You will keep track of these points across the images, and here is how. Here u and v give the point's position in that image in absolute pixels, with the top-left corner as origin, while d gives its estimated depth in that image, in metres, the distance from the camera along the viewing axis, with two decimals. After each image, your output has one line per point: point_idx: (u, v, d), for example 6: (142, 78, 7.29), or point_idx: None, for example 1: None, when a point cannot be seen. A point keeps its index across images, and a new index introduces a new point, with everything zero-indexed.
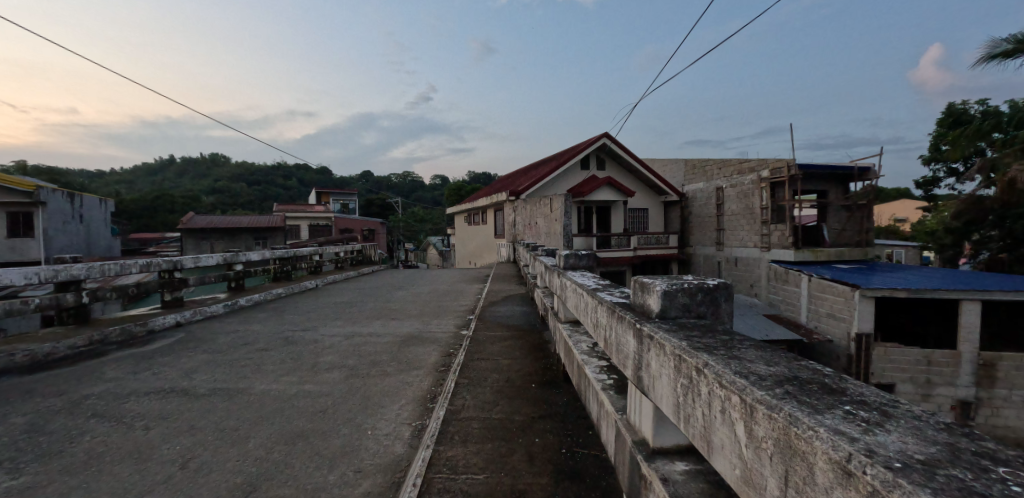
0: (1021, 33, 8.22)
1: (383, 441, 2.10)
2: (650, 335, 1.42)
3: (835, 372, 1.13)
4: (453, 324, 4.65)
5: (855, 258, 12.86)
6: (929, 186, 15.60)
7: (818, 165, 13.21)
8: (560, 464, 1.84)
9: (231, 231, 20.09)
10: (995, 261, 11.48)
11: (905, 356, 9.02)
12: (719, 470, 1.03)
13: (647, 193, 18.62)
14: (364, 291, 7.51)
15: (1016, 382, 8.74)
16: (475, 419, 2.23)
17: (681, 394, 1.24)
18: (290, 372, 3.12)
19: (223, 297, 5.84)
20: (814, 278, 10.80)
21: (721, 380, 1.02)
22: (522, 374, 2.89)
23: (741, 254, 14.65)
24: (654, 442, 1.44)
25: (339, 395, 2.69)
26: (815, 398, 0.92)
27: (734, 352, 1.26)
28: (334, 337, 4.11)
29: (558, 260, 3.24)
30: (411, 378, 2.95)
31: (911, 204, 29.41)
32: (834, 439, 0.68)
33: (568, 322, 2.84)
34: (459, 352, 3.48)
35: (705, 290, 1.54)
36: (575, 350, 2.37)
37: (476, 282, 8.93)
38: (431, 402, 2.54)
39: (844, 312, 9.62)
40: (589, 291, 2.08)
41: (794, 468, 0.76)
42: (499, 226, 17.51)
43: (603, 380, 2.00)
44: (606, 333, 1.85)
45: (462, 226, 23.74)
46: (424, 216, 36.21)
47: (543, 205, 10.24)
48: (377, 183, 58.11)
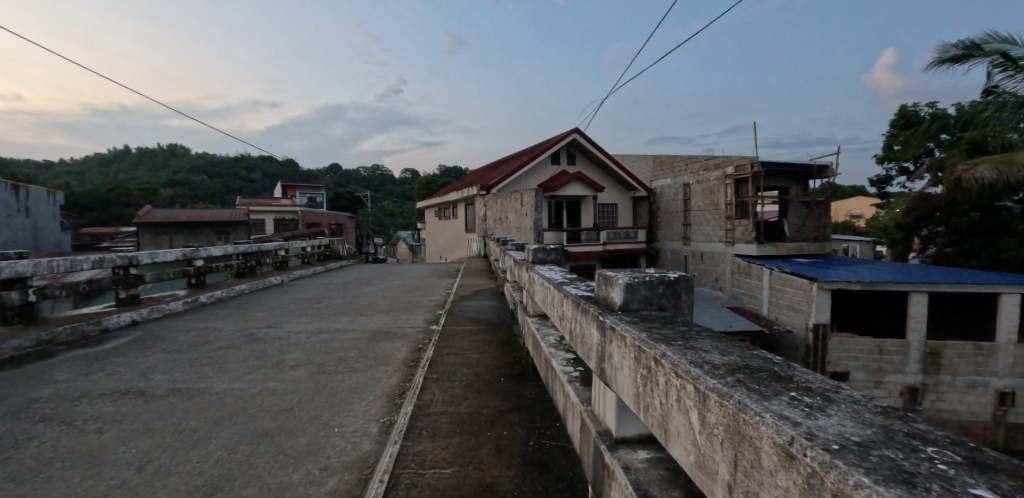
0: (968, 40, 8.67)
1: (351, 439, 2.05)
2: (611, 327, 1.47)
3: (782, 361, 1.28)
4: (423, 319, 4.60)
5: (813, 252, 13.41)
6: (883, 184, 16.26)
7: (779, 163, 13.66)
8: (528, 456, 1.84)
9: (190, 225, 19.24)
10: (941, 255, 12.11)
11: (859, 346, 9.49)
12: (676, 456, 1.18)
13: (617, 189, 18.80)
14: (332, 287, 7.37)
15: (961, 369, 9.16)
16: (444, 414, 2.21)
17: (641, 384, 1.34)
18: (254, 370, 3.02)
19: (183, 293, 5.62)
20: (775, 271, 11.22)
21: (678, 370, 1.17)
22: (492, 368, 2.88)
23: (707, 249, 14.98)
24: (617, 432, 1.49)
25: (306, 391, 2.64)
26: (763, 385, 1.15)
27: (691, 343, 1.35)
28: (301, 334, 4.02)
29: (526, 254, 3.23)
30: (379, 374, 2.89)
31: (868, 201, 30.36)
32: (778, 424, 0.84)
33: (537, 316, 2.85)
34: (428, 348, 3.44)
35: (666, 283, 1.56)
36: (543, 343, 2.37)
37: (445, 276, 8.81)
38: (400, 398, 2.49)
39: (803, 303, 10.02)
40: (555, 284, 2.06)
41: (742, 452, 0.92)
42: (470, 221, 17.46)
43: (569, 372, 2.00)
44: (570, 326, 1.84)
45: (433, 221, 23.46)
46: (395, 211, 35.75)
47: (514, 200, 10.21)
48: (348, 178, 56.94)
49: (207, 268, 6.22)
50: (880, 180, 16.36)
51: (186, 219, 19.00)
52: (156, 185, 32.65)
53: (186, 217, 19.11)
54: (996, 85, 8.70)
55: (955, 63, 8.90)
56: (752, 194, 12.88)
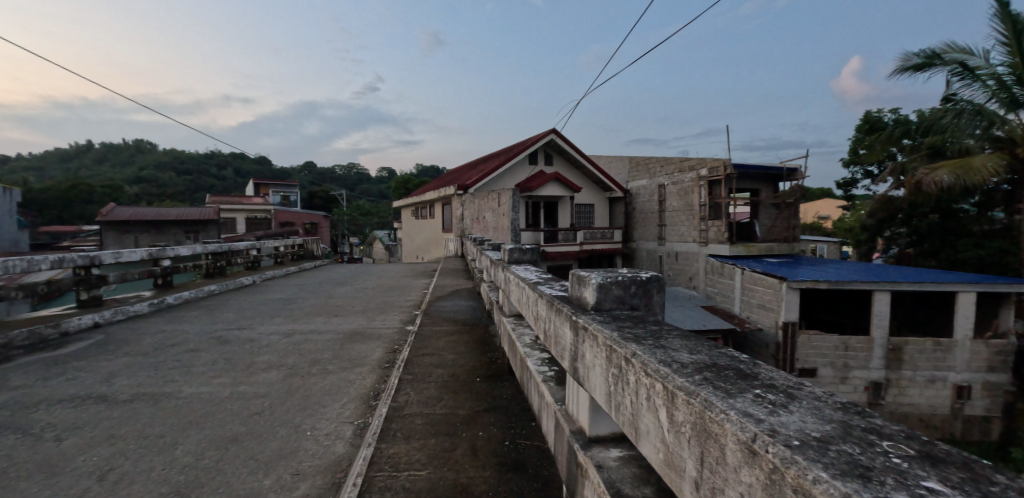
0: (928, 49, 9.05)
1: (324, 442, 2.01)
2: (584, 327, 1.48)
3: (747, 359, 1.31)
4: (399, 319, 4.55)
5: (782, 252, 13.81)
6: (848, 187, 16.83)
7: (751, 165, 14.01)
8: (503, 457, 1.84)
9: (156, 224, 18.54)
10: (903, 256, 12.50)
11: (826, 342, 9.67)
12: (645, 454, 1.20)
13: (594, 189, 18.95)
14: (304, 287, 7.23)
15: (921, 364, 9.43)
16: (419, 415, 2.19)
17: (613, 383, 1.36)
18: (223, 373, 2.94)
19: (149, 295, 5.43)
20: (747, 271, 11.48)
21: (647, 368, 1.19)
22: (468, 369, 2.87)
23: (682, 249, 15.25)
24: (590, 431, 1.50)
25: (277, 395, 2.58)
26: (730, 383, 1.18)
27: (661, 342, 1.37)
28: (273, 336, 3.93)
29: (502, 254, 3.22)
30: (353, 376, 2.85)
31: (833, 203, 31.41)
32: (742, 421, 0.86)
33: (513, 315, 2.84)
34: (404, 349, 3.40)
35: (638, 283, 1.58)
36: (518, 343, 2.37)
37: (421, 276, 8.74)
38: (374, 400, 2.45)
39: (774, 302, 10.30)
40: (530, 284, 2.06)
41: (708, 449, 0.93)
42: (447, 220, 17.36)
43: (544, 371, 2.00)
44: (544, 326, 1.84)
45: (410, 221, 23.24)
46: (371, 211, 35.37)
47: (491, 200, 10.21)
48: (324, 177, 55.96)
49: (174, 268, 6.04)
50: (846, 183, 16.93)
51: (153, 218, 18.32)
52: (119, 182, 31.32)
53: (152, 216, 18.41)
54: (954, 93, 9.10)
55: (917, 71, 9.27)
56: (724, 195, 13.18)
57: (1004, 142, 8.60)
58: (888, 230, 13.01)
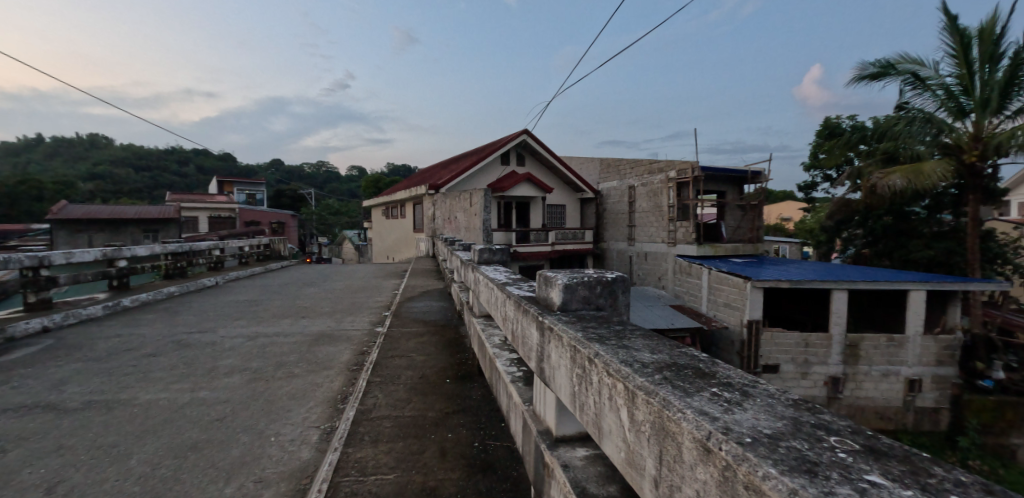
0: (882, 59, 9.49)
1: (289, 447, 1.96)
2: (549, 328, 1.49)
3: (706, 358, 1.36)
4: (368, 321, 4.49)
5: (747, 253, 14.25)
6: (809, 190, 17.49)
7: (718, 168, 14.41)
8: (472, 458, 1.84)
9: (111, 223, 17.64)
10: (860, 256, 13.04)
11: (787, 340, 9.91)
12: (608, 453, 1.21)
13: (566, 190, 19.09)
14: (269, 288, 7.04)
15: (876, 358, 9.64)
16: (387, 418, 2.16)
17: (577, 383, 1.37)
18: (183, 379, 2.83)
19: (103, 297, 5.19)
20: (713, 271, 11.76)
21: (609, 368, 1.20)
22: (438, 370, 2.85)
23: (651, 249, 15.53)
24: (557, 431, 1.51)
25: (240, 400, 2.50)
26: (688, 382, 1.20)
27: (625, 342, 1.40)
28: (236, 338, 3.82)
29: (471, 254, 3.21)
30: (320, 379, 2.79)
31: (794, 205, 32.64)
32: (698, 419, 0.88)
33: (482, 316, 2.84)
34: (372, 351, 3.35)
35: (604, 283, 1.61)
36: (487, 343, 2.36)
37: (392, 277, 8.65)
38: (342, 403, 2.41)
39: (738, 301, 10.60)
40: (498, 285, 2.05)
41: (666, 447, 0.95)
42: (419, 220, 17.18)
43: (512, 372, 2.01)
44: (512, 326, 1.84)
45: (381, 220, 22.94)
46: (341, 210, 34.71)
47: (462, 200, 10.22)
48: (294, 175, 54.52)
49: (131, 270, 5.82)
50: (807, 186, 17.57)
51: (108, 216, 17.46)
52: (69, 178, 29.57)
53: (107, 214, 17.52)
54: (906, 101, 9.54)
55: (872, 80, 9.70)
56: (692, 197, 13.53)
57: (951, 147, 9.22)
58: (846, 231, 13.51)
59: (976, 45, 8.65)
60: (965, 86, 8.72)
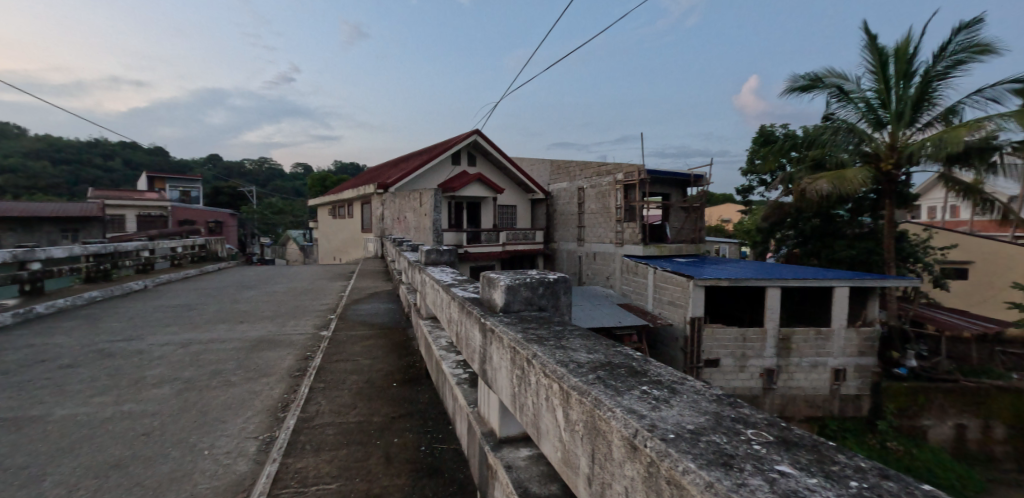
0: (810, 73, 10.17)
1: (223, 461, 1.87)
2: (491, 329, 1.50)
3: (638, 357, 1.43)
4: (312, 324, 4.35)
5: (690, 253, 14.88)
6: (746, 193, 18.49)
7: (663, 171, 15.00)
8: (418, 462, 1.82)
9: (21, 221, 15.92)
10: (792, 255, 13.98)
11: (726, 335, 10.19)
12: (546, 453, 1.23)
13: (516, 191, 19.22)
14: (203, 292, 6.64)
15: (806, 351, 10.06)
16: (329, 425, 2.11)
17: (517, 385, 1.39)
18: (104, 391, 2.63)
19: (12, 304, 4.75)
20: (658, 270, 12.08)
21: (545, 369, 1.22)
22: (384, 374, 2.81)
23: (599, 250, 15.91)
24: (500, 432, 1.53)
25: (170, 412, 2.36)
26: (621, 381, 1.24)
27: (563, 342, 1.44)
28: (166, 346, 3.59)
29: (418, 256, 3.19)
30: (259, 387, 2.68)
31: (733, 207, 34.92)
32: (625, 417, 0.91)
33: (429, 318, 2.82)
34: (316, 355, 3.26)
35: (546, 284, 1.66)
36: (434, 346, 2.35)
37: (340, 278, 8.43)
38: (282, 411, 2.32)
39: (682, 300, 10.90)
40: (442, 286, 2.04)
41: (598, 446, 0.97)
42: (367, 220, 16.74)
43: (458, 374, 2.00)
44: (456, 328, 1.84)
45: (327, 220, 22.15)
46: (284, 208, 33.19)
47: (412, 200, 10.18)
48: (236, 172, 51.56)
49: (45, 273, 5.39)
50: (744, 189, 18.56)
51: (18, 214, 15.58)
52: None
53: (16, 211, 15.79)
54: (832, 113, 10.26)
55: (802, 92, 10.38)
56: (639, 199, 14.02)
57: (871, 156, 9.92)
58: (779, 232, 14.38)
59: (893, 63, 9.41)
60: (882, 100, 9.51)
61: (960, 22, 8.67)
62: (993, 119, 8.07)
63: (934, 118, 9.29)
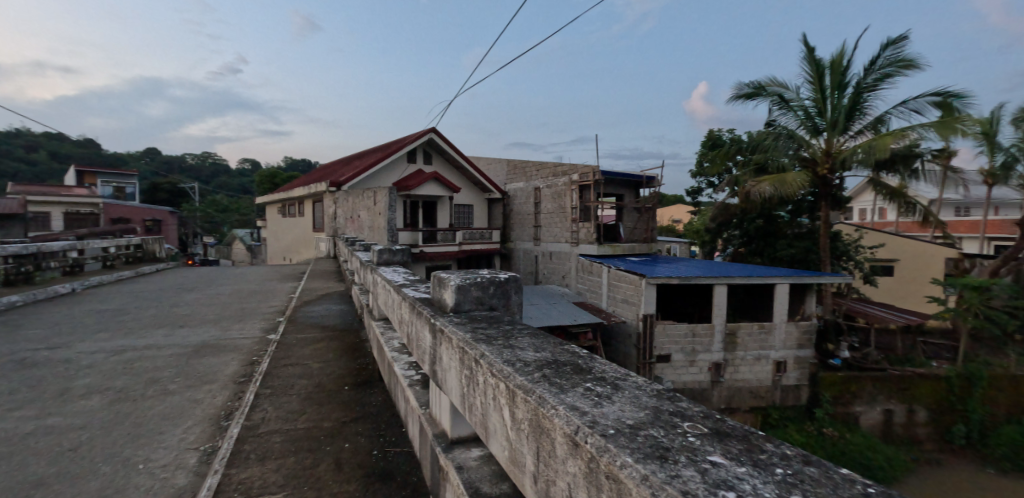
0: (754, 82, 10.75)
1: (161, 474, 1.78)
2: (441, 330, 1.50)
3: (584, 354, 1.48)
4: (259, 328, 4.20)
5: (642, 252, 15.25)
6: (696, 194, 19.18)
7: (618, 172, 15.34)
8: (370, 467, 1.80)
9: None
10: (738, 254, 14.60)
11: (677, 331, 10.49)
12: (494, 452, 1.25)
13: (472, 189, 19.12)
14: (135, 296, 6.23)
15: (750, 344, 10.59)
16: (276, 432, 2.06)
17: (466, 385, 1.40)
18: (25, 405, 2.44)
19: None
20: (612, 269, 12.18)
21: (493, 369, 1.24)
22: (335, 378, 2.76)
23: (555, 249, 16.09)
24: (451, 433, 1.53)
25: (101, 425, 2.22)
26: (566, 379, 1.28)
27: (512, 342, 1.45)
28: (96, 355, 3.37)
29: (371, 256, 3.15)
30: (202, 395, 2.57)
31: (683, 209, 36.40)
32: (568, 414, 0.93)
33: (382, 319, 2.79)
34: (264, 360, 3.16)
35: (497, 284, 1.68)
36: (386, 347, 2.32)
37: (289, 279, 8.16)
38: (225, 419, 2.24)
39: (635, 297, 11.01)
40: (394, 286, 2.02)
41: (542, 444, 0.99)
42: (319, 219, 16.23)
43: (410, 375, 2.00)
44: (407, 328, 1.83)
45: (275, 219, 21.22)
46: (229, 207, 31.48)
47: (367, 199, 10.09)
48: (176, 167, 48.33)
49: None
50: (694, 190, 19.27)
51: None
52: None
53: None
54: (774, 119, 10.86)
55: (747, 99, 10.92)
56: (593, 199, 14.29)
57: (809, 161, 10.61)
58: (725, 232, 14.92)
59: (828, 74, 9.97)
60: (819, 109, 10.12)
61: (888, 39, 9.37)
62: (915, 129, 8.86)
63: (864, 127, 9.98)
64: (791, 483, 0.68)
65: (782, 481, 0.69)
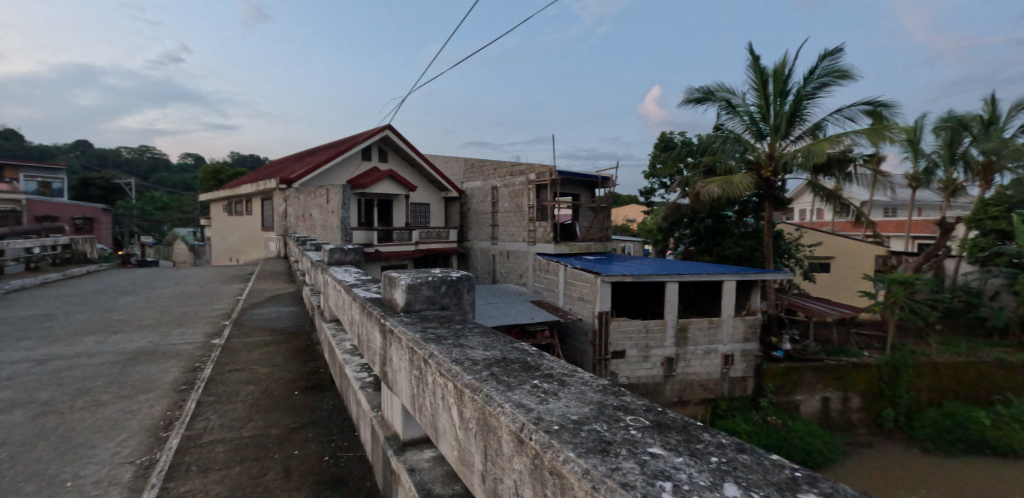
0: (702, 87, 11.20)
1: (91, 491, 1.66)
2: (391, 330, 1.49)
3: (533, 351, 1.51)
4: (202, 332, 4.02)
5: (598, 251, 15.52)
6: (649, 194, 19.76)
7: (574, 172, 15.59)
8: (321, 473, 1.77)
9: None
10: (689, 252, 15.14)
11: (631, 326, 10.77)
12: (443, 452, 1.26)
13: (428, 188, 18.89)
14: (58, 301, 5.76)
15: (700, 339, 11.02)
16: (220, 442, 2.00)
17: (416, 386, 1.40)
18: None
19: None
20: (568, 267, 12.33)
21: (441, 369, 1.25)
22: (284, 383, 2.70)
23: (512, 248, 16.11)
24: (403, 435, 1.53)
25: (21, 441, 2.06)
26: (515, 377, 1.30)
27: (462, 341, 1.45)
28: (15, 366, 3.11)
29: (321, 256, 3.10)
30: (138, 405, 2.44)
31: (636, 209, 37.53)
32: (514, 411, 0.95)
33: (333, 321, 2.74)
34: (207, 366, 3.04)
35: (449, 283, 1.70)
36: (338, 350, 2.29)
37: (233, 280, 7.81)
38: (164, 431, 2.14)
39: (590, 294, 11.18)
40: (344, 287, 1.99)
41: (490, 441, 1.01)
42: (268, 217, 15.59)
43: (362, 378, 1.98)
44: (358, 329, 1.81)
45: (221, 217, 20.16)
46: (168, 204, 29.59)
47: (320, 196, 9.92)
48: (106, 160, 44.72)
49: None
50: (647, 191, 19.89)
51: None
52: None
53: None
54: (722, 123, 11.34)
55: (697, 103, 11.37)
56: (551, 198, 14.46)
57: (755, 164, 11.11)
58: (677, 231, 15.42)
59: (772, 82, 10.50)
60: (763, 114, 10.65)
61: (826, 50, 9.91)
62: (849, 135, 9.58)
63: (804, 133, 10.58)
64: (725, 470, 0.70)
65: (719, 470, 0.71)
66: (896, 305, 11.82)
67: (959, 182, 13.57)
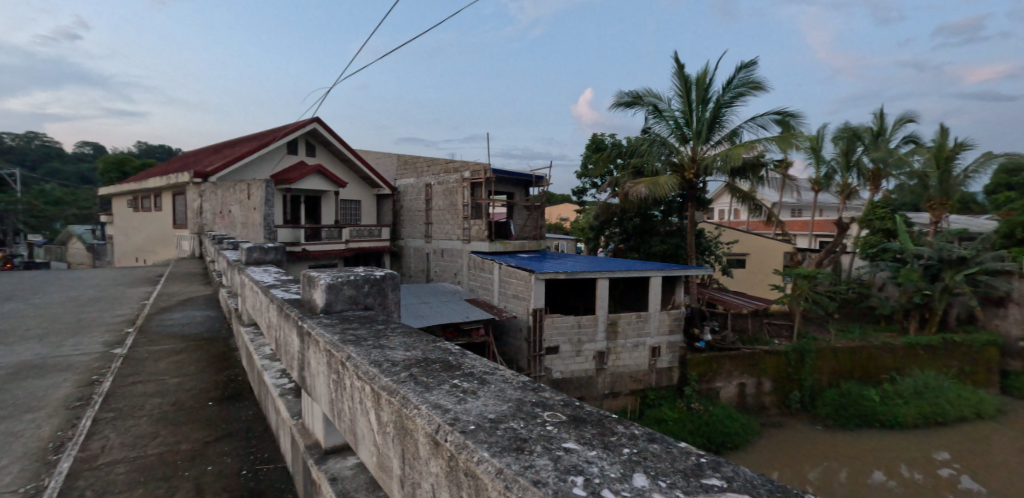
0: (631, 91, 11.74)
1: None
2: (309, 332, 1.47)
3: (454, 349, 1.56)
4: (100, 342, 3.68)
5: (533, 248, 15.79)
6: (582, 193, 20.35)
7: (508, 172, 15.68)
8: (239, 487, 1.72)
9: None
10: (618, 250, 15.70)
11: (565, 322, 11.11)
12: (364, 457, 1.26)
13: (360, 185, 18.33)
14: None
15: (629, 333, 11.58)
16: (121, 462, 1.87)
17: (335, 391, 1.39)
18: None
19: None
20: (502, 265, 12.34)
21: (359, 371, 1.25)
22: (197, 394, 2.56)
23: (447, 246, 16.00)
24: (325, 443, 1.51)
25: None
26: (435, 377, 1.32)
27: (382, 342, 1.46)
28: None
29: (239, 255, 2.96)
30: (21, 427, 2.21)
31: (568, 208, 38.62)
32: (430, 413, 0.97)
33: (252, 325, 2.63)
34: (108, 379, 2.80)
35: (371, 282, 1.70)
36: (257, 355, 2.21)
37: (134, 284, 7.16)
38: (55, 453, 1.96)
39: (525, 292, 11.33)
40: (262, 288, 1.92)
41: (406, 445, 1.03)
42: (179, 213, 14.34)
43: (282, 385, 1.93)
44: (275, 333, 1.76)
45: (122, 213, 18.20)
46: (55, 199, 26.15)
47: (240, 192, 9.43)
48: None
49: None
50: (579, 191, 20.49)
51: None
52: None
53: None
54: (649, 127, 11.92)
55: (627, 107, 11.90)
56: (485, 197, 14.47)
57: (679, 166, 11.79)
58: (607, 229, 15.92)
59: (694, 89, 11.19)
60: (686, 120, 11.32)
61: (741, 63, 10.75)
62: (761, 142, 10.45)
63: (723, 138, 11.29)
64: (634, 461, 0.75)
65: (628, 460, 0.75)
66: (801, 296, 13.12)
67: (854, 186, 15.35)
